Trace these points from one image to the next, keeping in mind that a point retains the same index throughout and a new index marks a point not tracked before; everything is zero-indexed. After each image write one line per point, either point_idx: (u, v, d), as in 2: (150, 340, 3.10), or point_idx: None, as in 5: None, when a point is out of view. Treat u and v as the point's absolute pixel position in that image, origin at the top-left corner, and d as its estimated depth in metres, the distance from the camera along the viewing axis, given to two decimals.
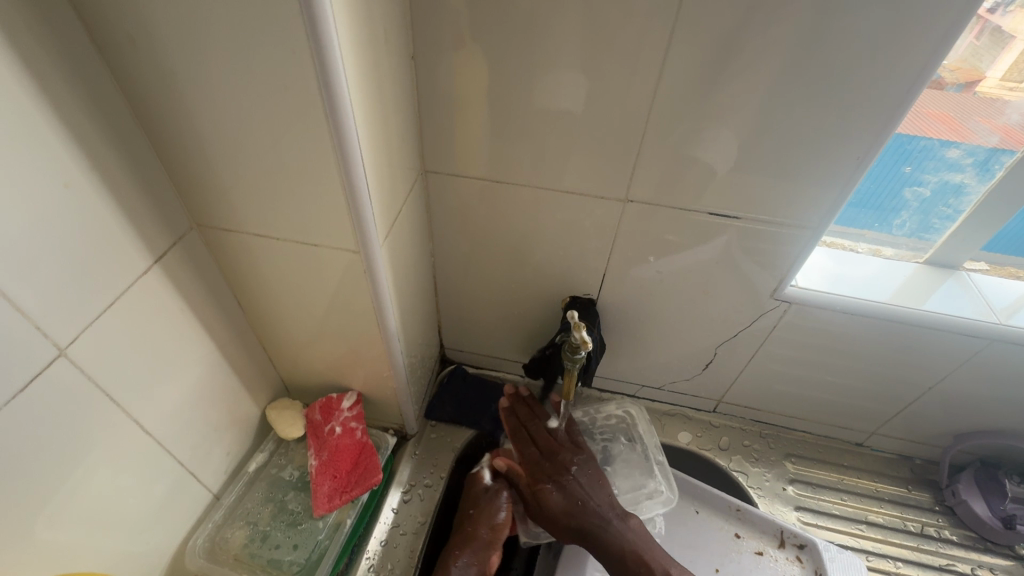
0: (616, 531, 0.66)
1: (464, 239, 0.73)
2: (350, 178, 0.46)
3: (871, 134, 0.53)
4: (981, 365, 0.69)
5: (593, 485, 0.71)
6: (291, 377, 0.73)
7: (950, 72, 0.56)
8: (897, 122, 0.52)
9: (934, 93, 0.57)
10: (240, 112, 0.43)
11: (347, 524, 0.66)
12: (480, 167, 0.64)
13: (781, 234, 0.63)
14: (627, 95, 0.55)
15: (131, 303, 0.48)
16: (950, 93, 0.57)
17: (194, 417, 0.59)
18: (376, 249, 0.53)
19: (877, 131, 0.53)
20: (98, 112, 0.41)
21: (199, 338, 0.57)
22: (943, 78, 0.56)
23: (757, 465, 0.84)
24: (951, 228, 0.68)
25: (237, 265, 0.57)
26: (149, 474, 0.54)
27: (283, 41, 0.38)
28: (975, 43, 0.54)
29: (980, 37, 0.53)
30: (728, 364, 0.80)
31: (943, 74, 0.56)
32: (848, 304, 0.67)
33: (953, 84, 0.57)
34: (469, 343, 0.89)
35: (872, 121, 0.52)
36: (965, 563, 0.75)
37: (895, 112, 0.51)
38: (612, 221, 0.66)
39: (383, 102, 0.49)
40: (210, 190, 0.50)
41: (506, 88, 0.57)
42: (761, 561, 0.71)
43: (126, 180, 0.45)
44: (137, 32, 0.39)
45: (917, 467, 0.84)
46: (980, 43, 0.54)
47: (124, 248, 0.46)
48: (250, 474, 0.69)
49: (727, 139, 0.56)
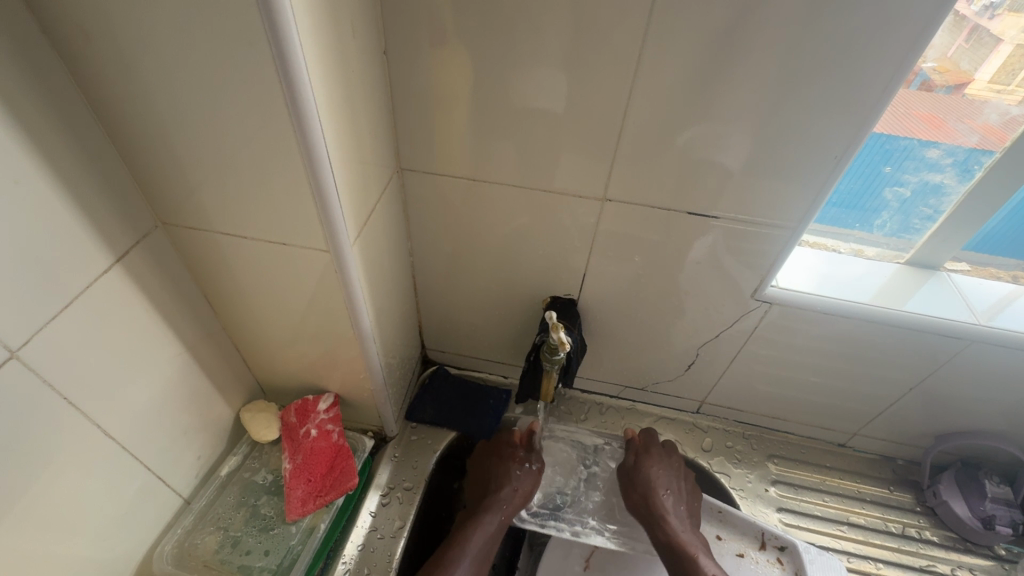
0: (673, 526, 0.67)
1: (443, 238, 0.72)
2: (316, 175, 0.45)
3: (849, 133, 0.52)
4: (961, 365, 0.69)
5: (668, 480, 0.72)
6: (266, 379, 0.71)
7: (939, 74, 0.56)
8: (874, 119, 0.51)
9: (924, 96, 0.57)
10: (202, 108, 0.42)
11: (321, 529, 0.65)
12: (457, 164, 0.63)
13: (762, 233, 0.62)
14: (604, 93, 0.54)
15: (91, 304, 0.46)
16: (940, 95, 0.57)
17: (162, 420, 0.57)
18: (347, 248, 0.52)
19: (855, 129, 0.52)
20: (51, 105, 0.40)
21: (166, 339, 0.56)
22: (932, 79, 0.56)
23: (740, 466, 0.83)
24: (932, 228, 0.67)
25: (206, 264, 0.56)
26: (114, 479, 0.53)
27: (242, 34, 0.37)
28: (963, 45, 0.54)
29: (968, 40, 0.54)
30: (710, 364, 0.80)
31: (931, 77, 0.56)
32: (829, 304, 0.67)
33: (942, 87, 0.56)
34: (451, 344, 0.88)
35: (851, 119, 0.51)
36: (945, 563, 0.75)
37: (872, 111, 0.51)
38: (591, 219, 0.65)
39: (352, 98, 0.48)
40: (174, 187, 0.48)
41: (482, 84, 0.55)
42: (742, 564, 0.71)
43: (83, 176, 0.43)
44: (90, 23, 0.38)
45: (899, 467, 0.84)
46: (967, 45, 0.54)
47: (82, 247, 0.44)
48: (223, 477, 0.67)
49: (705, 138, 0.55)
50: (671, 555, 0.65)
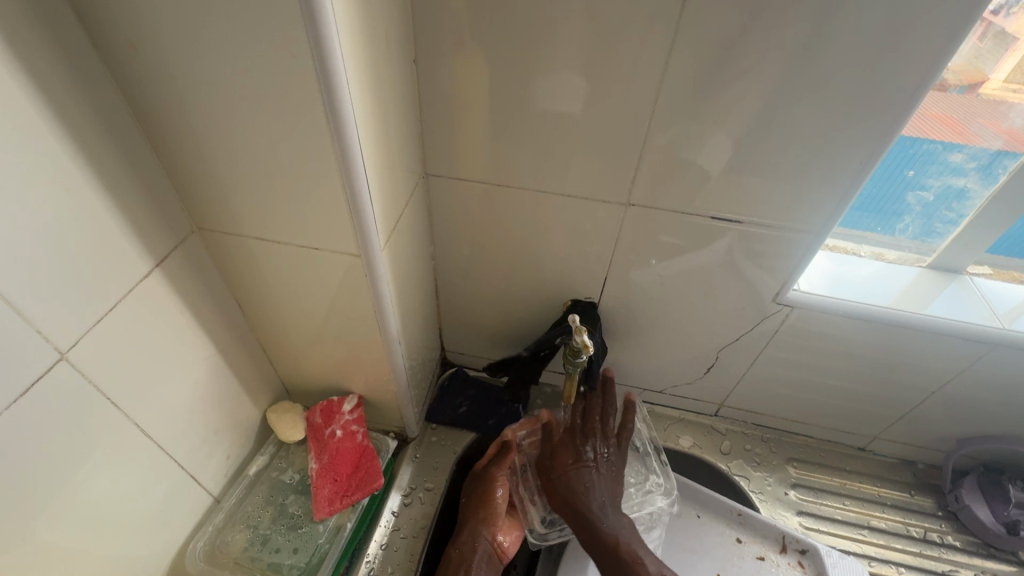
0: (609, 526, 0.66)
1: (464, 242, 0.73)
2: (351, 182, 0.46)
3: (875, 136, 0.53)
4: (985, 369, 0.69)
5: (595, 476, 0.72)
6: (291, 380, 0.73)
7: (954, 74, 0.55)
8: (902, 123, 0.51)
9: (938, 96, 0.56)
10: (242, 117, 0.43)
11: (347, 528, 0.66)
12: (481, 170, 0.64)
13: (784, 238, 0.63)
14: (628, 99, 0.55)
15: (132, 306, 0.48)
16: (954, 95, 0.57)
17: (194, 420, 0.59)
18: (377, 252, 0.53)
19: (882, 133, 0.52)
20: (99, 116, 0.41)
21: (199, 341, 0.57)
22: (948, 79, 0.55)
23: (759, 469, 0.83)
24: (954, 232, 0.67)
25: (238, 268, 0.57)
26: (149, 477, 0.54)
27: (284, 46, 0.38)
28: (979, 44, 0.53)
29: (984, 39, 0.53)
30: (729, 367, 0.80)
31: (947, 77, 0.55)
32: (850, 308, 0.67)
33: (955, 86, 0.56)
34: (470, 346, 0.89)
35: (877, 123, 0.52)
36: (968, 569, 0.75)
37: (900, 114, 0.51)
38: (612, 224, 0.66)
39: (384, 106, 0.49)
40: (212, 193, 0.50)
41: (507, 91, 0.56)
42: (762, 567, 0.71)
43: (127, 184, 0.45)
44: (139, 37, 0.39)
45: (919, 472, 0.84)
46: (983, 45, 0.53)
47: (125, 252, 0.46)
48: (250, 477, 0.69)
49: (729, 143, 0.56)
50: (609, 556, 0.64)
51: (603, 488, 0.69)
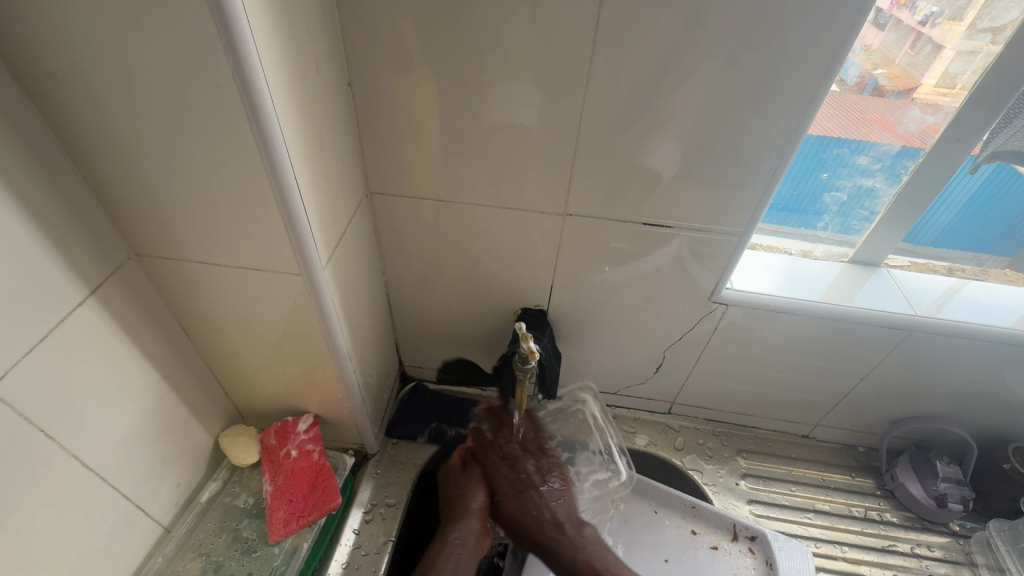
0: (570, 544, 0.71)
1: (413, 257, 0.75)
2: (286, 201, 0.47)
3: (784, 140, 0.57)
4: (903, 352, 0.74)
5: (554, 498, 0.75)
6: (243, 403, 0.72)
7: (889, 80, 0.61)
8: (806, 127, 0.56)
9: (877, 100, 0.62)
10: (173, 141, 0.44)
11: (303, 549, 0.65)
12: (424, 186, 0.66)
13: (712, 238, 0.66)
14: (559, 113, 0.58)
15: (66, 336, 0.47)
16: (891, 101, 0.62)
17: (140, 448, 0.58)
18: (319, 270, 0.54)
19: (789, 136, 0.57)
20: (23, 145, 0.41)
21: (142, 367, 0.56)
22: (884, 86, 0.61)
23: (711, 462, 0.87)
24: (869, 229, 0.72)
25: (179, 293, 0.57)
26: (92, 509, 0.53)
27: (209, 71, 0.39)
28: (910, 53, 0.59)
29: (915, 48, 0.59)
30: (676, 366, 0.84)
31: (883, 83, 0.61)
32: (779, 303, 0.71)
33: (892, 92, 0.61)
34: (428, 359, 0.90)
35: (785, 127, 0.56)
36: (905, 543, 0.79)
37: (802, 119, 0.55)
38: (555, 233, 0.69)
39: (317, 126, 0.51)
40: (146, 218, 0.50)
41: (442, 108, 0.59)
42: (716, 556, 0.73)
43: (58, 212, 0.45)
44: (63, 67, 0.40)
45: (860, 454, 0.89)
46: (913, 54, 0.59)
47: (56, 280, 0.45)
48: (203, 503, 0.67)
49: (656, 150, 0.59)
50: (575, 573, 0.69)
51: (563, 509, 0.74)
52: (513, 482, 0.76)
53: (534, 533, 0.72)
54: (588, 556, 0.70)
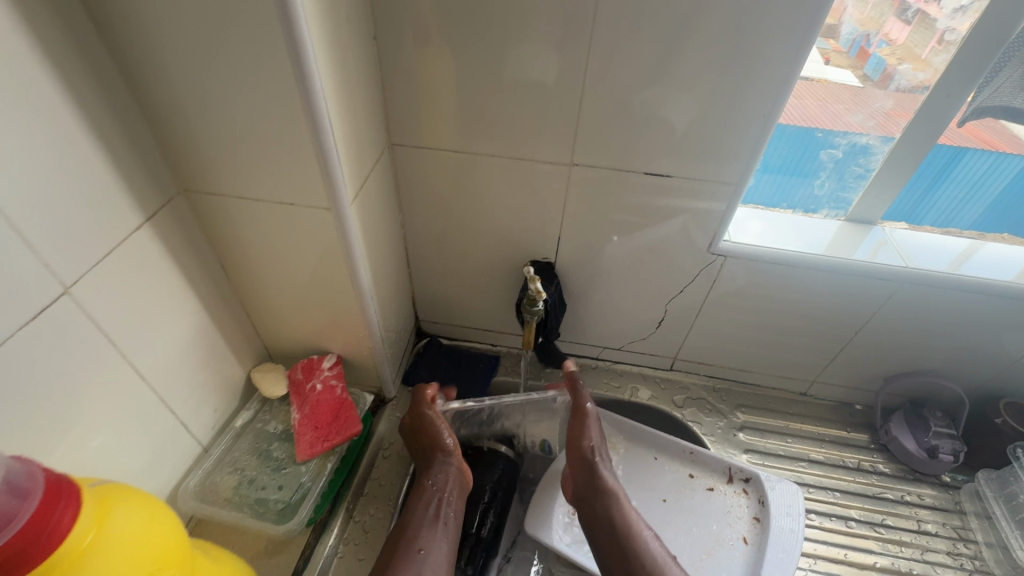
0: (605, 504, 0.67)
1: (430, 210, 0.80)
2: (319, 138, 0.52)
3: (777, 88, 0.60)
4: (896, 306, 0.77)
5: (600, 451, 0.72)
6: (273, 342, 0.78)
7: (915, 74, 0.65)
8: (797, 73, 0.59)
9: (901, 95, 0.67)
10: (221, 80, 0.49)
11: (328, 469, 0.71)
12: (441, 139, 0.71)
13: (710, 189, 0.70)
14: (568, 66, 0.62)
15: (126, 256, 0.53)
16: (916, 95, 0.66)
17: (183, 370, 0.64)
18: (346, 207, 0.59)
19: (782, 84, 0.60)
20: (93, 79, 0.47)
21: (186, 295, 0.62)
22: (909, 80, 0.66)
23: (710, 415, 0.91)
24: (865, 186, 0.75)
25: (219, 229, 0.63)
26: (143, 418, 0.59)
27: (255, 12, 0.44)
28: (936, 47, 0.63)
29: (943, 41, 0.62)
30: (679, 321, 0.87)
31: (909, 78, 0.66)
32: (775, 255, 0.74)
33: (920, 88, 0.65)
34: (443, 314, 0.95)
35: (777, 75, 0.59)
36: (896, 491, 0.82)
37: (794, 65, 0.58)
38: (562, 185, 0.73)
39: (347, 73, 0.56)
40: (193, 153, 0.55)
41: (459, 62, 0.63)
42: (712, 496, 0.78)
43: (121, 143, 0.51)
44: (129, 8, 0.45)
45: (856, 411, 0.92)
46: (939, 46, 0.63)
47: (118, 204, 0.51)
48: (237, 428, 0.73)
49: (660, 105, 0.63)
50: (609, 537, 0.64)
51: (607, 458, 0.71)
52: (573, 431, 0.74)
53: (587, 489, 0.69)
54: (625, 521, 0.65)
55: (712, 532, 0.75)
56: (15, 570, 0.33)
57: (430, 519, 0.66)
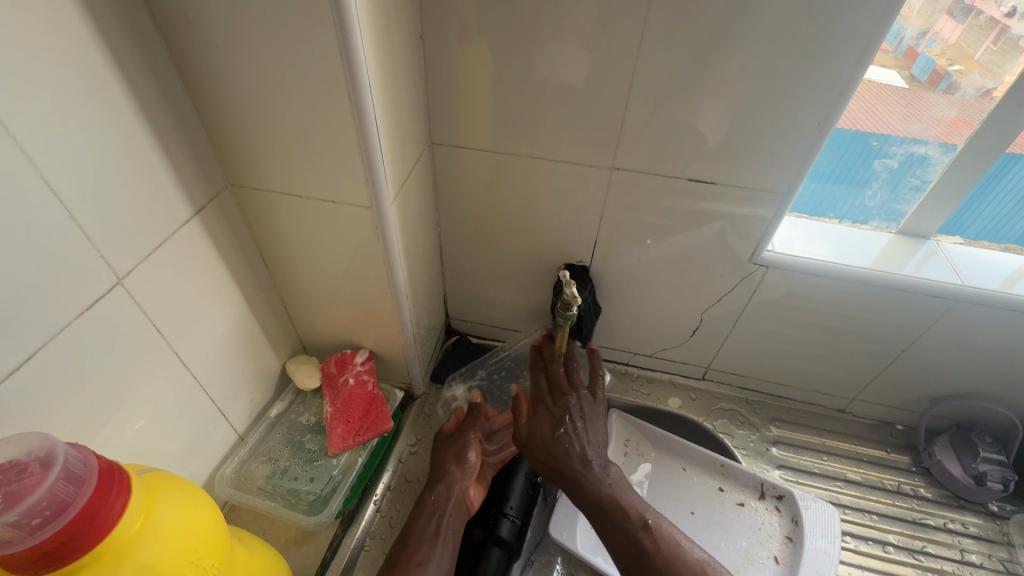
0: (592, 482, 0.66)
1: (466, 210, 0.79)
2: (365, 136, 0.52)
3: (836, 88, 0.57)
4: (948, 326, 0.74)
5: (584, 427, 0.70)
6: (307, 335, 0.79)
7: (966, 77, 0.63)
8: (860, 73, 0.56)
9: (951, 98, 0.64)
10: (271, 77, 0.50)
11: (358, 463, 0.72)
12: (481, 139, 0.70)
13: (756, 197, 0.68)
14: (614, 68, 0.60)
15: (175, 248, 0.55)
16: (969, 100, 0.63)
17: (224, 360, 0.65)
18: (387, 205, 0.59)
19: (841, 85, 0.57)
20: (150, 75, 0.48)
21: (230, 287, 0.64)
22: (959, 83, 0.63)
23: (743, 428, 0.88)
24: (920, 198, 0.72)
25: (262, 224, 0.64)
26: (185, 405, 0.61)
27: (308, 10, 0.44)
28: (992, 48, 0.60)
29: (1000, 43, 0.60)
30: (714, 331, 0.85)
31: (959, 80, 0.63)
32: (820, 268, 0.72)
33: (970, 91, 0.63)
34: (473, 313, 0.96)
35: (837, 76, 0.56)
36: (938, 518, 0.79)
37: (856, 66, 0.55)
38: (602, 188, 0.72)
39: (394, 71, 0.56)
40: (241, 149, 0.56)
41: (503, 62, 0.63)
42: (742, 512, 0.76)
43: (174, 139, 0.52)
44: (187, 6, 0.46)
45: (898, 432, 0.88)
46: (996, 49, 0.60)
47: (169, 198, 0.53)
48: (272, 418, 0.75)
49: (710, 111, 0.61)
50: (595, 510, 0.65)
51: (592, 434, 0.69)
52: (544, 403, 0.72)
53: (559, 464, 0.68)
54: (612, 496, 0.65)
55: (741, 548, 0.73)
56: (73, 551, 0.35)
57: (431, 535, 0.67)
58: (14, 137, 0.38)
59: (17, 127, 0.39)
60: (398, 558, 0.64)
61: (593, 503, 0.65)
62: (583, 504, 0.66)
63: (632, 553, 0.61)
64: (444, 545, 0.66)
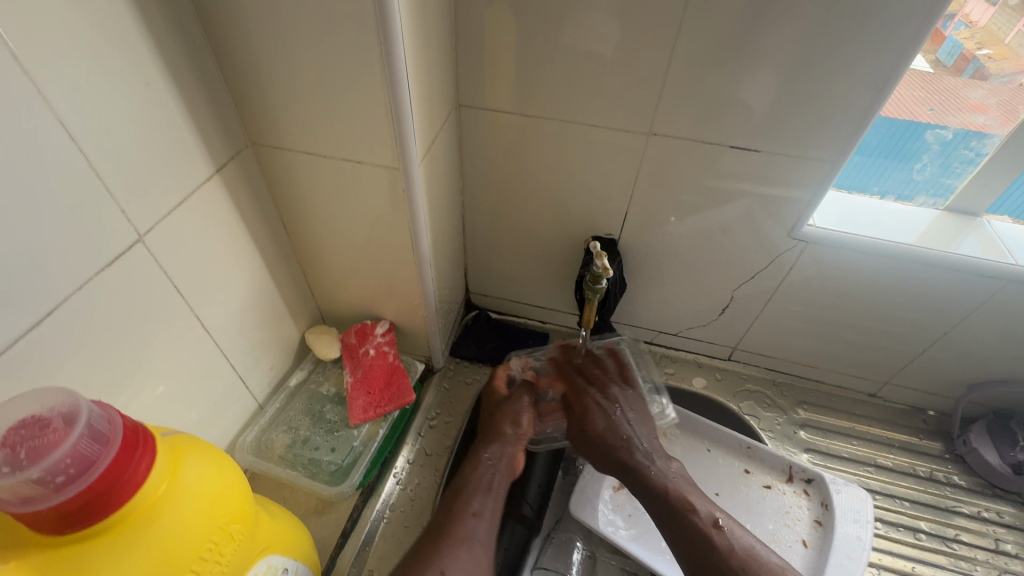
0: (654, 471, 0.66)
1: (491, 179, 0.76)
2: (394, 92, 0.49)
3: (900, 48, 0.53)
4: (996, 309, 0.70)
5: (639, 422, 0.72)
6: (327, 305, 0.78)
7: (993, 62, 0.63)
8: (927, 32, 0.51)
9: (979, 83, 0.64)
10: (297, 25, 0.47)
11: (379, 435, 0.71)
12: (511, 102, 0.67)
13: (801, 168, 0.64)
14: (658, 25, 0.56)
15: (196, 207, 0.53)
16: (998, 85, 0.63)
17: (243, 327, 0.64)
18: (414, 167, 0.56)
19: (906, 44, 0.52)
20: (170, 20, 0.45)
21: (249, 251, 0.62)
22: (987, 68, 0.63)
23: (769, 410, 0.86)
24: (973, 171, 0.68)
25: (283, 186, 0.62)
26: (206, 371, 0.60)
27: None
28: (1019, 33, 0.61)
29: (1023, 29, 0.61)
30: (744, 310, 0.82)
31: (986, 65, 0.63)
32: (863, 244, 0.68)
33: (995, 76, 0.63)
34: (494, 287, 0.93)
35: (902, 35, 0.52)
36: (971, 506, 0.77)
37: (924, 24, 0.50)
38: (636, 157, 0.68)
39: (425, 23, 0.52)
40: (264, 105, 0.54)
41: (538, 18, 0.59)
42: (769, 494, 0.74)
43: (196, 90, 0.49)
44: None
45: (930, 418, 0.85)
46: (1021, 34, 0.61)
47: (190, 153, 0.50)
48: (291, 388, 0.74)
49: (759, 75, 0.58)
50: (657, 500, 0.64)
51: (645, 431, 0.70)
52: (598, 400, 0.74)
53: (617, 453, 0.69)
54: (673, 486, 0.65)
55: (769, 531, 0.71)
56: (99, 511, 0.33)
57: (485, 488, 0.65)
58: (31, 81, 0.36)
59: (33, 69, 0.36)
60: (453, 507, 0.62)
61: (655, 492, 0.64)
62: (644, 492, 0.65)
63: (698, 548, 0.59)
64: (497, 499, 0.65)
